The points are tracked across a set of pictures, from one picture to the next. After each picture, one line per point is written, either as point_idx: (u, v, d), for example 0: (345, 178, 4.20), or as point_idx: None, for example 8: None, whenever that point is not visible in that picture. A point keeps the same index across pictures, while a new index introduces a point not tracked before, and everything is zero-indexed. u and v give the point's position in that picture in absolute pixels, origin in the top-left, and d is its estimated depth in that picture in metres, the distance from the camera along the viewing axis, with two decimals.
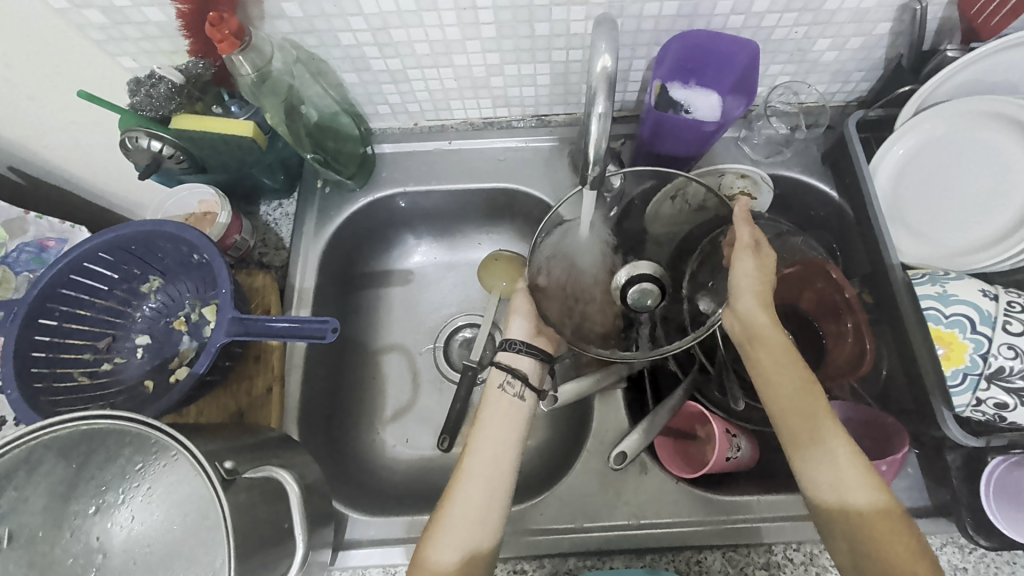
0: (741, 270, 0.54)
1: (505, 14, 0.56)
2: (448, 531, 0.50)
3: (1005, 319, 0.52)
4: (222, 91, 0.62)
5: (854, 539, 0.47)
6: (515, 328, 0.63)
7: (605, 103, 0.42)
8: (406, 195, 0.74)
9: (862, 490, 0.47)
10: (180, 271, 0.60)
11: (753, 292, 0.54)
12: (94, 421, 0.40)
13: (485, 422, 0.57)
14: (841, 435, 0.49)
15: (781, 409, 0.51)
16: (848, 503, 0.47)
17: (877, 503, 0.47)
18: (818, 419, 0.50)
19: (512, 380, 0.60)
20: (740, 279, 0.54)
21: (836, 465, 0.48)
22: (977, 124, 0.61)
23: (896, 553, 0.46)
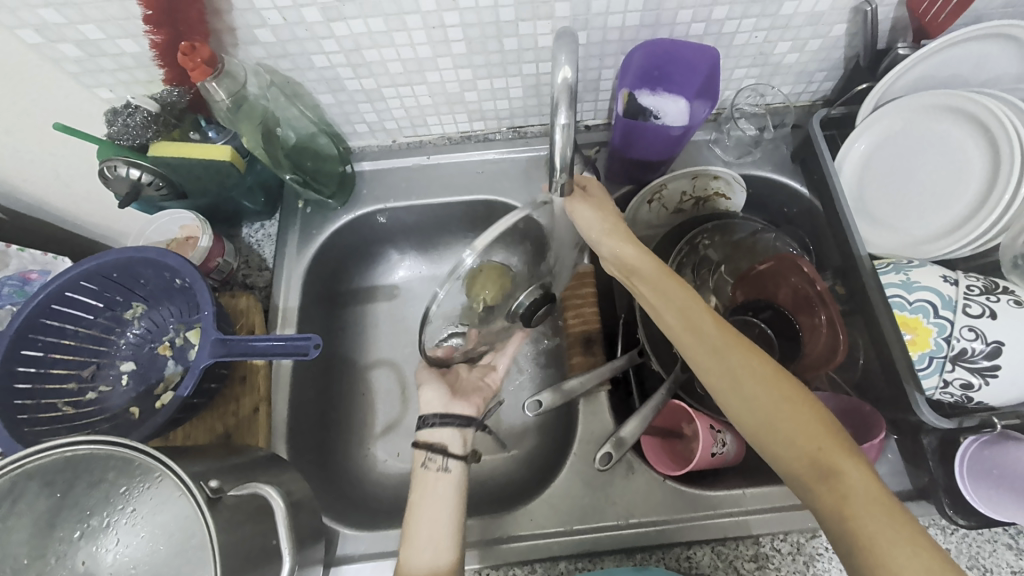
0: (590, 219, 0.55)
1: (474, 31, 0.58)
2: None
3: (965, 302, 0.54)
4: (200, 118, 0.63)
5: (814, 478, 0.45)
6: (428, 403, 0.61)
7: (567, 114, 0.44)
8: (387, 211, 0.75)
9: (808, 423, 0.46)
10: (163, 296, 0.60)
11: (604, 234, 0.55)
12: (77, 447, 0.40)
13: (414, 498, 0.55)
14: (777, 389, 0.47)
15: (701, 356, 0.50)
16: (796, 440, 0.46)
17: (823, 436, 0.45)
18: (741, 361, 0.49)
19: (433, 456, 0.56)
20: (598, 230, 0.55)
21: (772, 403, 0.47)
22: (932, 117, 0.63)
23: (859, 486, 0.43)
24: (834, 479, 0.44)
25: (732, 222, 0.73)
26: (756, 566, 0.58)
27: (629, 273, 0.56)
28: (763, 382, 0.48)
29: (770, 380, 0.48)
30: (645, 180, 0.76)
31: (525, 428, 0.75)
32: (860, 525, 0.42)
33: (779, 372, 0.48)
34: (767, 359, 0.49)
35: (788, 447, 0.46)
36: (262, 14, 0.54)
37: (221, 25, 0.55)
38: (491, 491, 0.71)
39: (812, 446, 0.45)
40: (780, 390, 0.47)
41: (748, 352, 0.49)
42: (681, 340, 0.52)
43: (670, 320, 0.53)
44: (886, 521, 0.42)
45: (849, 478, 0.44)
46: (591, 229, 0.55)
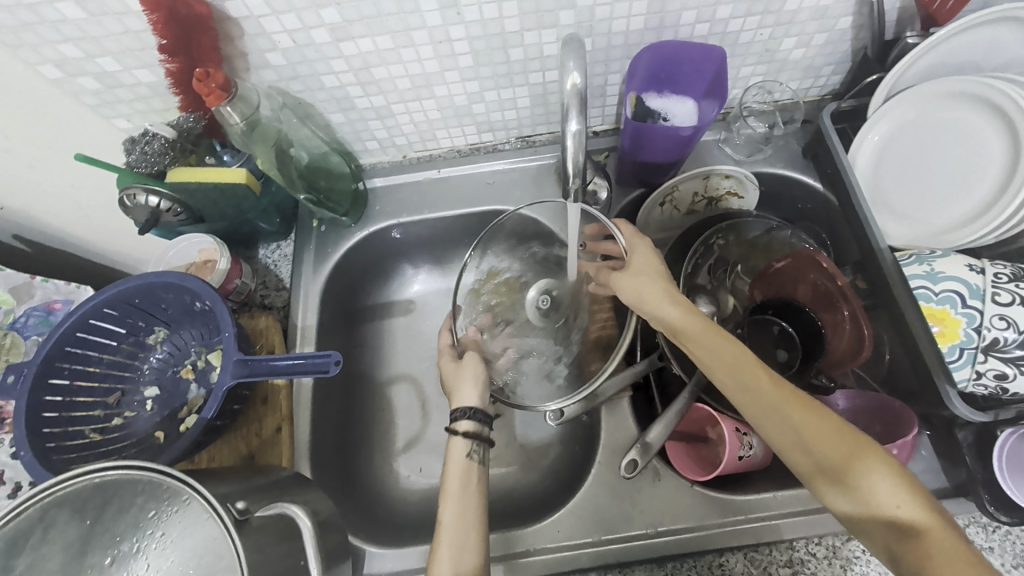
0: (634, 288, 0.56)
1: (479, 43, 0.59)
2: (447, 561, 0.48)
3: (993, 291, 0.54)
4: (214, 142, 0.64)
5: (891, 533, 0.43)
6: (464, 397, 0.60)
7: (577, 120, 0.44)
8: (400, 226, 0.75)
9: (881, 479, 0.43)
10: (184, 320, 0.61)
11: (653, 296, 0.55)
12: (106, 473, 0.41)
13: (451, 484, 0.53)
14: (836, 437, 0.45)
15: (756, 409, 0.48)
16: (868, 497, 0.43)
17: (899, 491, 0.43)
18: (802, 413, 0.46)
19: (478, 447, 0.56)
20: (643, 287, 0.56)
21: (840, 459, 0.44)
22: (948, 104, 0.62)
23: (930, 534, 0.41)
24: (913, 536, 0.42)
25: (746, 219, 0.74)
26: (791, 572, 0.56)
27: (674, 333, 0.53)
28: (819, 432, 0.45)
29: (833, 434, 0.45)
30: (656, 183, 0.75)
31: (548, 438, 0.74)
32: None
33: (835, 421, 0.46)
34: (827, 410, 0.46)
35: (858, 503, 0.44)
36: (272, 38, 0.55)
37: (232, 50, 0.56)
38: (515, 503, 0.70)
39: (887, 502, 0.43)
40: (848, 444, 0.44)
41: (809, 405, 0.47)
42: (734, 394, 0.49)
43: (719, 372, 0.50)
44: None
45: (927, 533, 0.41)
46: (628, 288, 0.57)
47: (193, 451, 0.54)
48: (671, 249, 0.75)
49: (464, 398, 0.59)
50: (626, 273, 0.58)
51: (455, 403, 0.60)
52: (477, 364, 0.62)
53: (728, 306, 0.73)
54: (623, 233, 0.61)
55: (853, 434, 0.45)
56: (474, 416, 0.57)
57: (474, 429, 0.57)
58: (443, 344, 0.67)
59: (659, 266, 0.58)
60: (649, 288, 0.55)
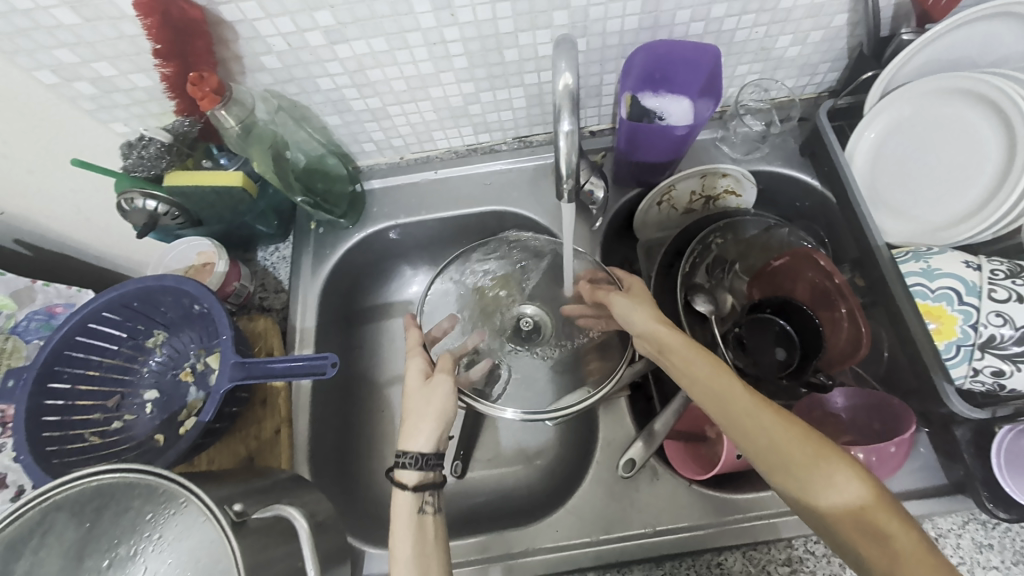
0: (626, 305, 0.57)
1: (474, 44, 0.59)
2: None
3: (990, 287, 0.54)
4: (212, 146, 0.64)
5: (867, 544, 0.43)
6: (416, 438, 0.53)
7: (570, 121, 0.45)
8: (398, 227, 0.75)
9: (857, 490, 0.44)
10: (183, 323, 0.61)
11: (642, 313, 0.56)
12: (102, 476, 0.42)
13: (401, 548, 0.47)
14: (813, 450, 0.45)
15: (735, 422, 0.48)
16: (846, 508, 0.44)
17: (875, 503, 0.43)
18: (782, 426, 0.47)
19: (430, 497, 0.51)
20: (632, 307, 0.57)
21: (817, 471, 0.45)
22: (943, 101, 0.62)
23: (900, 541, 0.42)
24: (884, 543, 0.43)
25: (743, 218, 0.74)
26: (790, 570, 0.56)
27: (659, 348, 0.54)
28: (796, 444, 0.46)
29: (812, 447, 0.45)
30: (653, 182, 0.76)
31: (547, 438, 0.74)
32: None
33: (812, 432, 0.46)
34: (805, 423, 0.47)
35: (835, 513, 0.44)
36: (268, 41, 0.55)
37: (228, 54, 0.56)
38: (515, 504, 0.70)
39: (861, 513, 0.43)
40: (825, 456, 0.45)
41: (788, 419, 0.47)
42: (716, 408, 0.50)
43: (701, 386, 0.50)
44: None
45: (899, 541, 0.42)
46: (621, 308, 0.58)
47: (193, 452, 0.54)
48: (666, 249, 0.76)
49: (414, 440, 0.52)
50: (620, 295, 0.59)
51: (403, 443, 0.53)
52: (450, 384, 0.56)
53: (726, 305, 0.73)
54: (618, 273, 0.64)
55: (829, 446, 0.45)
56: (424, 464, 0.51)
57: (423, 479, 0.51)
58: (413, 347, 0.60)
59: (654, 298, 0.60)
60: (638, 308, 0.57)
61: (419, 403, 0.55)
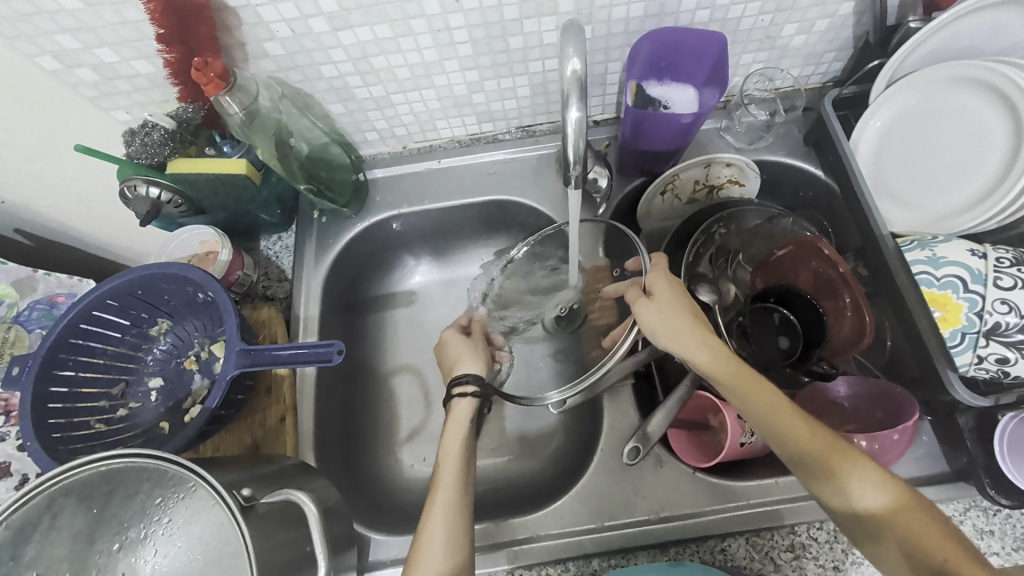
0: (657, 325, 0.55)
1: (478, 31, 0.58)
2: (443, 519, 0.49)
3: (996, 275, 0.54)
4: (214, 133, 0.63)
5: None
6: (466, 365, 0.61)
7: (578, 107, 0.44)
8: (401, 217, 0.75)
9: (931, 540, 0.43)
10: (186, 311, 0.61)
11: (672, 339, 0.54)
12: (111, 461, 0.41)
13: (452, 448, 0.54)
14: (875, 485, 0.46)
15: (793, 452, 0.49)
16: (916, 550, 0.43)
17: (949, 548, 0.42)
18: (848, 464, 0.47)
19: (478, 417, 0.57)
20: (662, 324, 0.55)
21: (881, 510, 0.45)
22: (950, 90, 0.62)
23: None
24: None
25: (746, 208, 0.75)
26: (793, 556, 0.57)
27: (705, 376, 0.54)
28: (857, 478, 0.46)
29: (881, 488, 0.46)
30: (656, 171, 0.75)
31: (551, 427, 0.74)
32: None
33: (873, 467, 0.46)
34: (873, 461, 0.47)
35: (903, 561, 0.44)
36: (271, 27, 0.55)
37: (231, 41, 0.56)
38: (519, 491, 0.70)
39: (933, 556, 0.42)
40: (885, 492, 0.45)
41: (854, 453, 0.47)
42: (771, 439, 0.50)
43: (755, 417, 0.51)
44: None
45: None
46: (660, 322, 0.55)
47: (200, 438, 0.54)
48: (669, 239, 0.76)
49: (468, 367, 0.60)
50: (647, 307, 0.56)
51: (457, 371, 0.61)
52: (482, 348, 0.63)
53: (729, 295, 0.73)
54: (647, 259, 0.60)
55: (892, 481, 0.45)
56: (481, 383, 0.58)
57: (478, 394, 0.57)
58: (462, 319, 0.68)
59: (681, 295, 0.57)
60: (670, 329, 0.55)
61: (467, 349, 0.62)
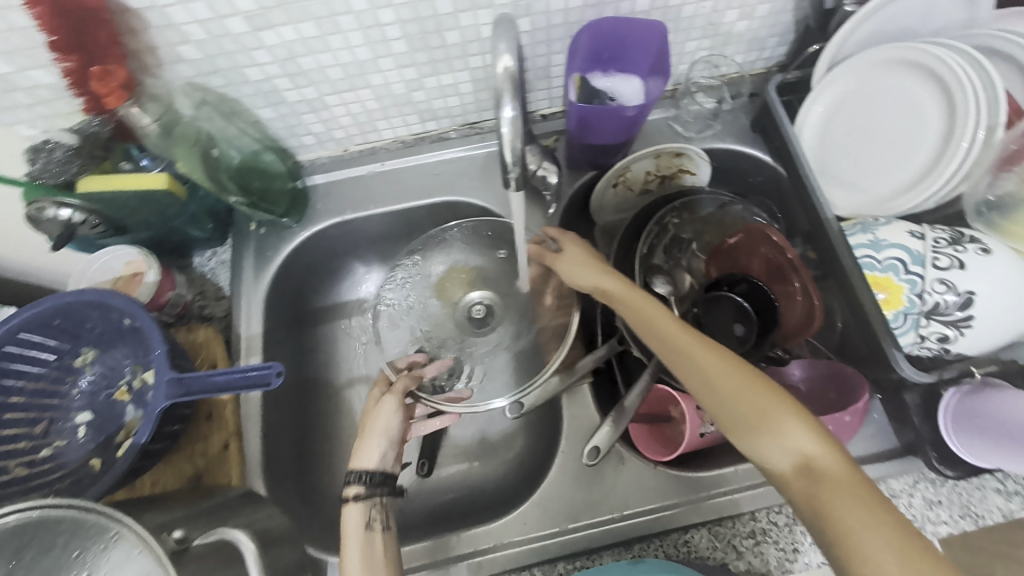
0: (568, 265, 0.60)
1: (412, 27, 0.56)
2: (358, 549, 0.48)
3: (934, 255, 0.55)
4: (130, 145, 0.58)
5: (800, 478, 0.44)
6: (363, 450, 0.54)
7: (512, 104, 0.43)
8: (346, 223, 0.71)
9: (827, 461, 0.43)
10: (112, 339, 0.56)
11: (581, 270, 0.59)
12: (20, 513, 0.38)
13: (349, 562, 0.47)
14: (750, 381, 0.47)
15: (700, 380, 0.49)
16: (778, 437, 0.45)
17: (806, 435, 0.44)
18: (723, 365, 0.49)
19: (377, 514, 0.51)
20: (574, 264, 0.60)
21: (748, 404, 0.47)
22: (886, 72, 0.63)
23: (833, 470, 0.42)
24: (817, 475, 0.43)
25: (700, 196, 0.74)
26: (754, 542, 0.57)
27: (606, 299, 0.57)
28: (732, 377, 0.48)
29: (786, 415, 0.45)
30: (607, 164, 0.74)
31: (511, 432, 0.73)
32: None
33: (746, 368, 0.48)
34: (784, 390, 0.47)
35: (795, 479, 0.44)
36: (183, 29, 0.51)
37: (139, 45, 0.51)
38: (482, 501, 0.69)
39: (788, 441, 0.45)
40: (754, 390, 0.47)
41: (759, 377, 0.47)
42: (658, 347, 0.52)
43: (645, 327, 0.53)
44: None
45: (829, 469, 0.43)
46: (585, 279, 0.58)
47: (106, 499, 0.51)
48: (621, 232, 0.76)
49: (362, 458, 0.53)
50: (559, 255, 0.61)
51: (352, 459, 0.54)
52: (395, 405, 0.57)
53: (684, 285, 0.74)
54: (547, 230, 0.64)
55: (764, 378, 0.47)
56: (370, 481, 0.52)
57: (366, 493, 0.51)
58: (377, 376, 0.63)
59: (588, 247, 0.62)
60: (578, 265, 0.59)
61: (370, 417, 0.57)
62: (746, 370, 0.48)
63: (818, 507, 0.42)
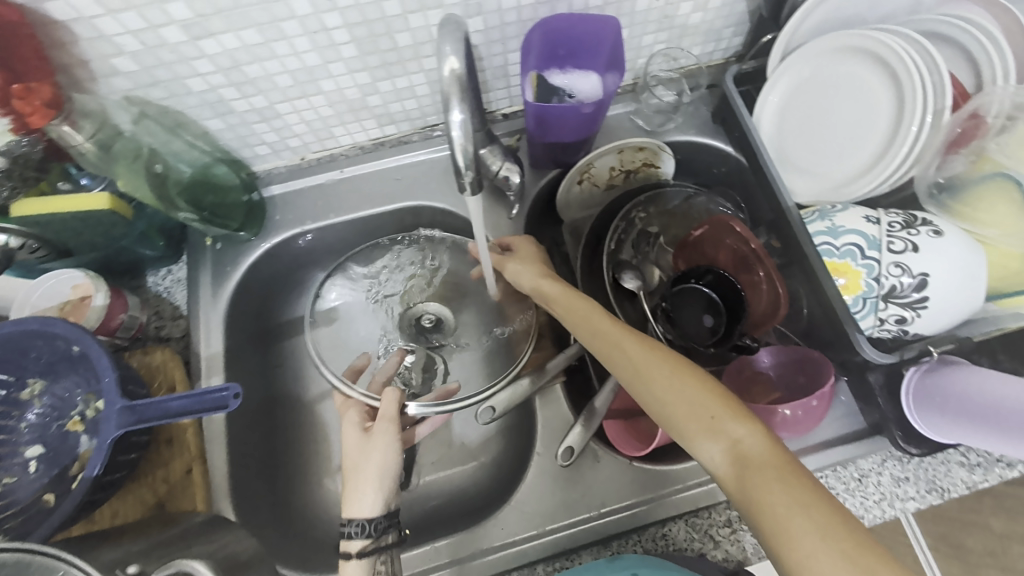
0: (516, 271, 0.62)
1: (360, 30, 0.54)
2: None
3: (888, 239, 0.56)
4: (68, 165, 0.56)
5: (730, 465, 0.44)
6: (362, 499, 0.54)
7: (461, 107, 0.42)
8: (308, 233, 0.70)
9: (751, 441, 0.44)
10: (60, 368, 0.54)
11: (527, 275, 0.61)
12: None
13: None
14: (682, 373, 0.49)
15: (631, 371, 0.50)
16: (709, 426, 0.46)
17: (736, 423, 0.46)
18: (656, 358, 0.50)
19: (382, 563, 0.52)
20: (521, 270, 0.62)
21: (680, 396, 0.47)
22: (836, 59, 0.64)
23: (759, 455, 0.44)
24: (745, 460, 0.44)
25: (665, 190, 0.76)
26: (730, 531, 0.58)
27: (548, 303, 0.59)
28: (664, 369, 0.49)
29: (709, 398, 0.47)
30: (570, 162, 0.74)
31: (488, 436, 0.72)
32: (795, 552, 0.39)
33: (677, 360, 0.50)
34: (709, 375, 0.48)
35: (723, 461, 0.45)
36: (115, 40, 0.49)
37: (69, 59, 0.49)
38: (460, 508, 0.68)
39: (718, 429, 0.46)
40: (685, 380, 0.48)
41: (690, 368, 0.49)
42: (595, 345, 0.53)
43: (583, 327, 0.54)
44: (822, 546, 0.38)
45: (756, 454, 0.44)
46: (527, 281, 0.61)
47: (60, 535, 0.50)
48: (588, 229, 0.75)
49: (360, 506, 0.53)
50: (511, 260, 0.63)
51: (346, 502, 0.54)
52: (392, 443, 0.56)
53: (654, 278, 0.74)
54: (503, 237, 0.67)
55: (695, 369, 0.49)
56: (372, 532, 0.52)
57: (371, 544, 0.52)
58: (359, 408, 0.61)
59: (539, 251, 0.64)
60: (524, 270, 0.61)
61: (366, 459, 0.55)
62: (677, 363, 0.50)
63: (740, 485, 0.43)
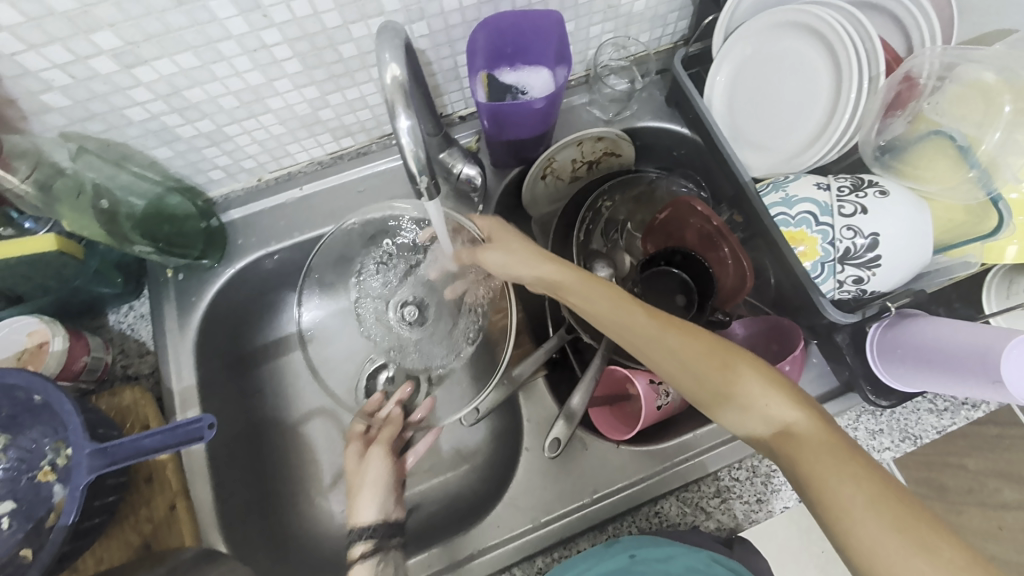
0: (504, 259, 0.59)
1: (301, 45, 0.54)
2: None
3: (839, 204, 0.58)
4: (9, 210, 0.55)
5: (778, 441, 0.47)
6: (366, 510, 0.59)
7: (407, 114, 0.42)
8: (274, 254, 0.68)
9: (799, 419, 0.46)
10: (24, 418, 0.52)
11: (521, 264, 0.58)
12: None
13: None
14: (721, 358, 0.49)
15: (668, 359, 0.51)
16: (754, 407, 0.48)
17: (779, 402, 0.47)
18: (693, 345, 0.50)
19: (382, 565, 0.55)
20: (507, 257, 0.59)
21: (724, 380, 0.49)
22: (775, 35, 0.66)
23: (806, 432, 0.45)
24: (792, 437, 0.46)
25: (633, 176, 0.77)
26: (720, 500, 0.59)
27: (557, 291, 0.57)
28: (699, 355, 0.50)
29: (751, 378, 0.48)
30: (532, 158, 0.74)
31: (478, 437, 0.72)
32: (848, 516, 0.42)
33: (713, 343, 0.50)
34: (747, 354, 0.49)
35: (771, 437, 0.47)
36: (42, 76, 0.47)
37: None
38: (457, 511, 0.68)
39: (762, 409, 0.47)
40: (725, 363, 0.49)
41: (727, 351, 0.49)
42: (623, 336, 0.53)
43: (607, 319, 0.53)
44: (877, 513, 0.41)
45: (803, 431, 0.46)
46: (524, 270, 0.58)
47: None
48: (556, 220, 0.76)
49: (363, 514, 0.59)
50: (490, 248, 0.60)
51: (354, 508, 0.59)
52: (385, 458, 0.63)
53: (625, 264, 0.76)
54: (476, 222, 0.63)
55: (731, 351, 0.49)
56: (375, 535, 0.57)
57: (372, 547, 0.56)
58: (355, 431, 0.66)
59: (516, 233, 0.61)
60: (519, 257, 0.58)
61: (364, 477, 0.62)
62: (713, 346, 0.50)
63: (790, 460, 0.46)
